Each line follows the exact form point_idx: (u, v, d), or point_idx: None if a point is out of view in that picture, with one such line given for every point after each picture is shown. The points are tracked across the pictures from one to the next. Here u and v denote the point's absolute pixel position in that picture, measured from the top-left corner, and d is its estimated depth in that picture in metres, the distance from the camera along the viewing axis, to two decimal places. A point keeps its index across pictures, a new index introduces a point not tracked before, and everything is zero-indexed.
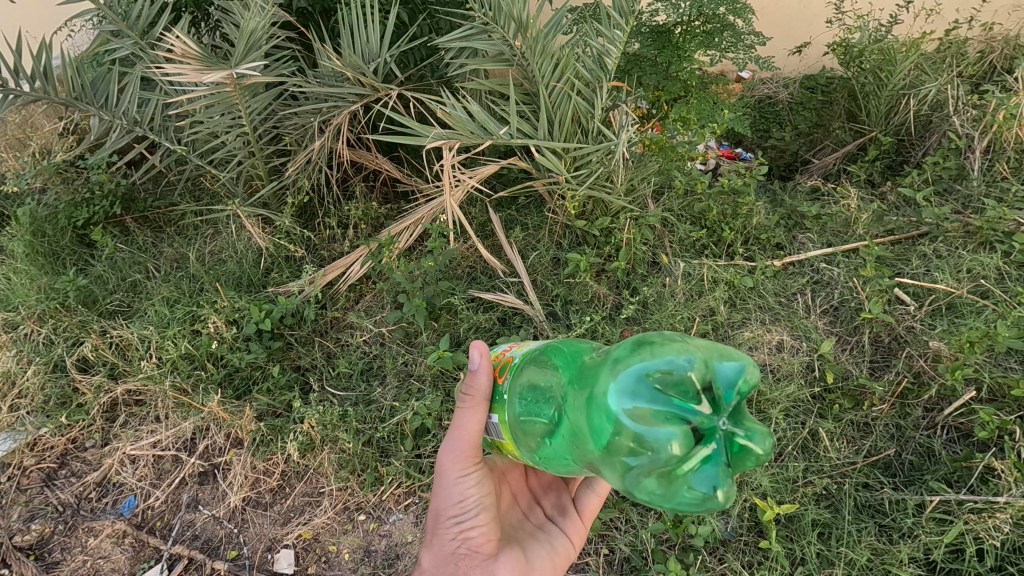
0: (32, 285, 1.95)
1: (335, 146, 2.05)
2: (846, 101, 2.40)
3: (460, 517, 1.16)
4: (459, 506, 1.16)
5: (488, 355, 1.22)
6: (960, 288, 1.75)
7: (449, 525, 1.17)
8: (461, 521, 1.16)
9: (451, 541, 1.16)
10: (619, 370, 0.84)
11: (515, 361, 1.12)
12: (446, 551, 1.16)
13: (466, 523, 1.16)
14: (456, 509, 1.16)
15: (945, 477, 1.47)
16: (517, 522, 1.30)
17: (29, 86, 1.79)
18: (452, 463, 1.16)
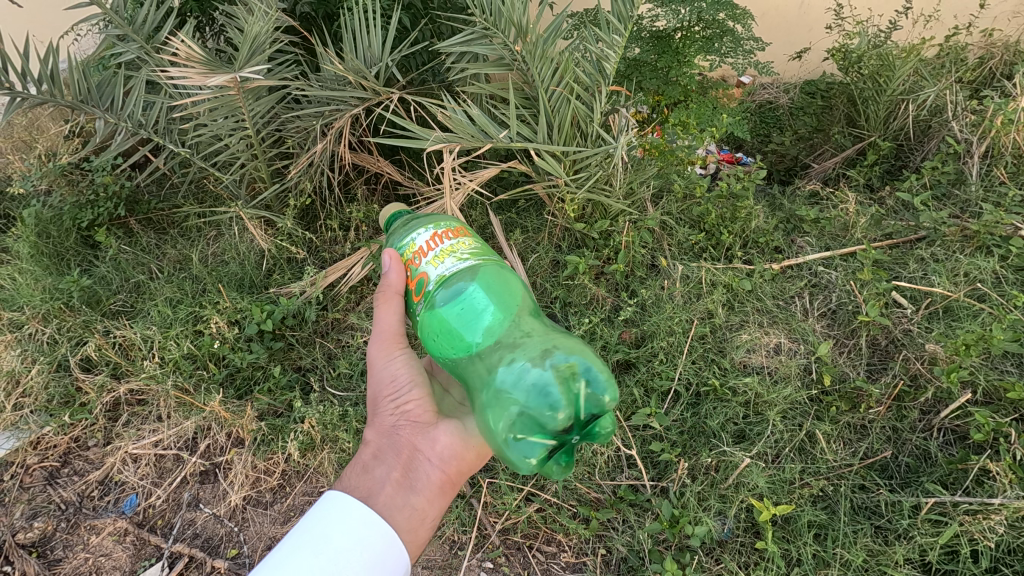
0: (37, 285, 1.97)
1: (337, 149, 2.08)
2: (845, 106, 2.41)
3: (394, 394, 1.35)
4: (393, 383, 1.35)
5: (412, 247, 1.29)
6: (957, 292, 1.76)
7: (387, 403, 1.35)
8: (396, 397, 1.34)
9: (390, 416, 1.34)
10: (525, 370, 1.19)
11: (431, 287, 1.24)
12: (387, 426, 1.34)
13: (400, 396, 1.34)
14: (390, 387, 1.35)
15: (941, 479, 1.47)
16: (454, 403, 1.46)
17: (35, 89, 1.82)
18: (381, 348, 1.37)
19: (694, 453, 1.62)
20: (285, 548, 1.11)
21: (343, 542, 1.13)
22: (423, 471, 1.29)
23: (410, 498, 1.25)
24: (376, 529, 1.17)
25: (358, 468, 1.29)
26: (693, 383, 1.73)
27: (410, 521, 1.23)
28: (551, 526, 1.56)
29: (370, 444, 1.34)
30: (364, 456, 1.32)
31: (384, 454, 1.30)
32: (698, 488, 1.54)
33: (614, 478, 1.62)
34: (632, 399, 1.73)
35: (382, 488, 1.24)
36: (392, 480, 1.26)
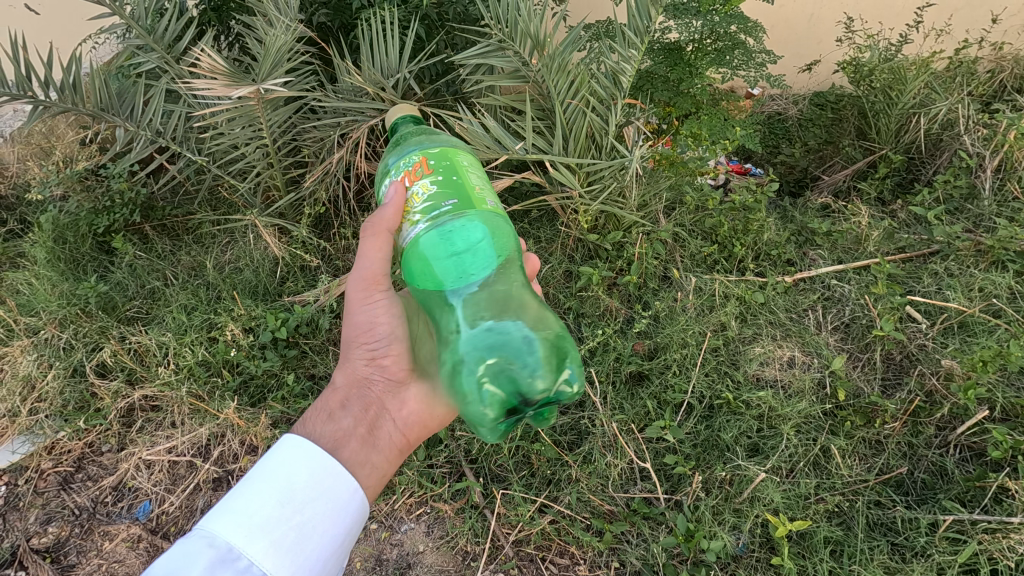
0: (54, 290, 1.99)
1: (353, 159, 2.10)
2: (855, 119, 2.42)
3: (370, 343, 1.36)
4: (371, 332, 1.35)
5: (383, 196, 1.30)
6: (972, 307, 1.76)
7: (361, 353, 1.36)
8: (373, 348, 1.36)
9: (364, 366, 1.36)
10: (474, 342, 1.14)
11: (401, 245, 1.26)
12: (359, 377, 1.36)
13: (378, 349, 1.36)
14: (366, 334, 1.36)
15: (958, 496, 1.47)
16: None
17: (57, 96, 1.85)
18: (359, 295, 1.34)
19: (708, 466, 1.61)
20: (243, 493, 1.06)
21: (308, 488, 1.09)
22: (388, 430, 1.33)
23: (374, 455, 1.27)
24: (341, 478, 1.15)
25: (321, 416, 1.28)
26: (706, 396, 1.72)
27: (372, 475, 1.24)
28: (564, 538, 1.55)
29: (336, 392, 1.35)
30: (326, 403, 1.32)
31: (349, 404, 1.32)
32: (712, 502, 1.53)
33: (627, 491, 1.61)
34: (645, 411, 1.72)
35: (349, 439, 1.25)
36: (358, 433, 1.27)
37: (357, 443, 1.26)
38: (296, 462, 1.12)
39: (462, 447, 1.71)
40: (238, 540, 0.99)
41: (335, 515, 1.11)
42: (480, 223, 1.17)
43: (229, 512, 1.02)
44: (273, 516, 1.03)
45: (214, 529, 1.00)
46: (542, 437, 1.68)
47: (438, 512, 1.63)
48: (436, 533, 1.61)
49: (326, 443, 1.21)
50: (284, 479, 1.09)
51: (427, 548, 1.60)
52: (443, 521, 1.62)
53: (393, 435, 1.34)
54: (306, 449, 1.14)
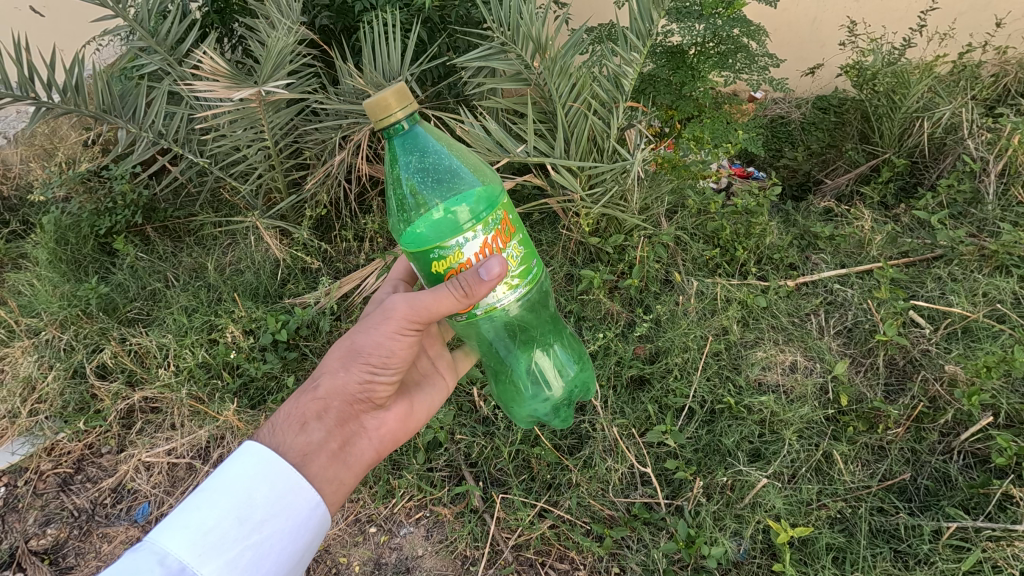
0: (55, 292, 1.99)
1: (354, 161, 2.11)
2: (859, 123, 2.41)
3: (376, 365, 1.26)
4: (383, 355, 1.25)
5: (459, 255, 1.13)
6: (976, 312, 1.74)
7: (361, 369, 1.25)
8: (374, 370, 1.27)
9: (357, 385, 1.26)
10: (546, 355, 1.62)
11: (477, 311, 1.19)
12: (348, 392, 1.25)
13: (378, 372, 1.27)
14: (376, 355, 1.25)
15: (962, 503, 1.45)
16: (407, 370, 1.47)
17: (59, 99, 1.86)
18: (394, 322, 1.23)
19: (709, 471, 1.60)
20: (198, 505, 0.96)
21: (268, 504, 1.01)
22: (360, 447, 1.25)
23: (343, 473, 1.18)
24: (307, 497, 1.07)
25: (295, 425, 1.16)
26: (708, 401, 1.72)
27: (339, 495, 1.16)
28: (564, 543, 1.54)
29: (317, 397, 1.22)
30: (303, 408, 1.20)
31: (329, 416, 1.21)
32: (713, 507, 1.52)
33: (628, 496, 1.60)
34: (646, 415, 1.72)
35: (321, 455, 1.15)
36: (331, 448, 1.17)
37: (330, 459, 1.16)
38: (257, 471, 1.03)
39: (462, 450, 1.71)
40: (190, 559, 0.91)
41: (295, 535, 1.04)
42: (542, 275, 1.30)
43: (179, 528, 0.93)
44: (231, 533, 0.95)
45: (163, 542, 0.91)
46: (542, 440, 1.68)
47: (438, 516, 1.63)
48: (435, 537, 1.60)
49: (295, 456, 1.10)
50: (243, 490, 1.00)
51: (426, 553, 1.59)
52: (442, 525, 1.62)
53: (366, 452, 1.26)
54: (271, 459, 1.05)
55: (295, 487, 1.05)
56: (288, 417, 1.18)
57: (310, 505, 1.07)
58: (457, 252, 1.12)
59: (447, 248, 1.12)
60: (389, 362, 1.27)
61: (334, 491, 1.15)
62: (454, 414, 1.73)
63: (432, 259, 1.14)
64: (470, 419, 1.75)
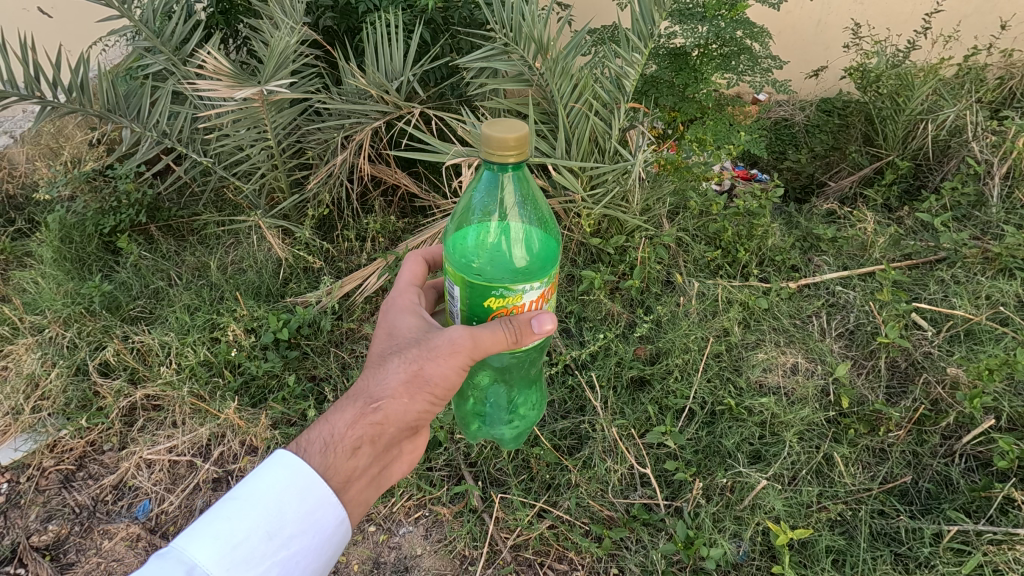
0: (59, 289, 2.00)
1: (357, 161, 2.12)
2: (863, 125, 2.41)
3: (439, 398, 1.19)
4: (448, 389, 1.18)
5: (520, 300, 1.11)
6: (978, 315, 1.73)
7: (426, 400, 1.17)
8: (434, 402, 1.20)
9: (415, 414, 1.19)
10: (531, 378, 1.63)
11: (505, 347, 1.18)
12: (404, 422, 1.17)
13: (437, 404, 1.21)
14: (442, 389, 1.17)
15: (963, 506, 1.45)
16: None
17: (65, 98, 1.87)
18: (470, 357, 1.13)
19: (709, 472, 1.59)
20: (228, 516, 0.94)
21: (298, 519, 0.99)
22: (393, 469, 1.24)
23: (371, 496, 1.18)
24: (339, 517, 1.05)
25: (347, 450, 1.10)
26: (708, 402, 1.71)
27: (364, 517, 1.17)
28: (563, 543, 1.53)
29: (374, 420, 1.14)
30: (359, 427, 1.13)
31: (380, 443, 1.15)
32: (713, 508, 1.51)
33: (627, 497, 1.60)
34: (646, 416, 1.71)
35: (362, 482, 1.12)
36: (373, 475, 1.15)
37: (370, 485, 1.15)
38: (289, 484, 1.01)
39: (462, 450, 1.72)
40: (216, 571, 0.89)
41: (322, 552, 1.02)
42: None
43: (208, 537, 0.91)
44: (258, 549, 0.93)
45: (190, 550, 0.89)
46: (542, 440, 1.68)
47: (437, 515, 1.63)
48: (434, 537, 1.60)
49: (341, 482, 1.07)
50: (274, 502, 0.98)
51: (425, 552, 1.58)
52: (441, 525, 1.62)
53: (395, 473, 1.27)
54: (306, 476, 1.02)
55: (326, 505, 1.03)
56: (342, 434, 1.11)
57: (339, 525, 1.05)
58: (518, 295, 1.10)
59: (512, 290, 1.09)
60: (447, 389, 1.20)
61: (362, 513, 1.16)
62: (453, 413, 1.74)
63: (493, 295, 1.10)
64: None
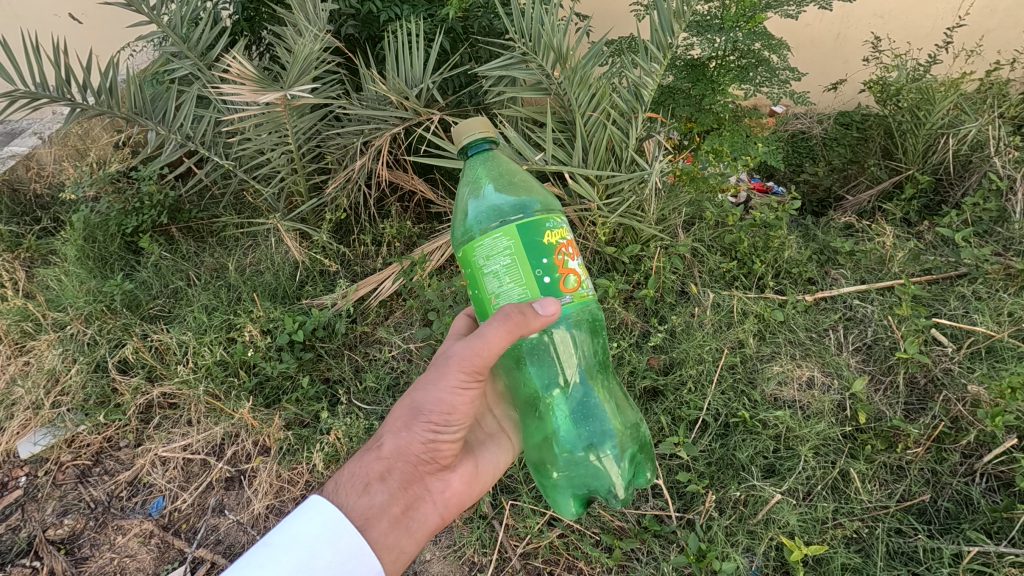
0: (82, 287, 2.04)
1: (374, 167, 2.15)
2: (882, 138, 2.37)
3: (439, 425, 1.28)
4: (445, 414, 1.26)
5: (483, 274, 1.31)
6: (1001, 332, 1.70)
7: (424, 430, 1.27)
8: (438, 430, 1.28)
9: (421, 444, 1.28)
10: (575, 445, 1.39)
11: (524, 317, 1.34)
12: (411, 450, 1.28)
13: (441, 432, 1.29)
14: (439, 415, 1.26)
15: (983, 527, 1.42)
16: (476, 432, 1.49)
17: (94, 100, 1.92)
18: (452, 373, 1.22)
19: (722, 485, 1.57)
20: (262, 562, 1.06)
21: (326, 566, 1.08)
22: (424, 513, 1.29)
23: (406, 542, 1.24)
24: (366, 563, 1.13)
25: (359, 486, 1.22)
26: (722, 414, 1.70)
27: (397, 562, 1.21)
28: (573, 553, 1.52)
29: (381, 458, 1.27)
30: (371, 466, 1.26)
31: (391, 478, 1.26)
32: (726, 522, 1.49)
33: (638, 507, 1.58)
34: (658, 426, 1.70)
35: (381, 520, 1.21)
36: (393, 513, 1.23)
37: (391, 524, 1.22)
38: (317, 532, 1.12)
39: None
40: None
41: None
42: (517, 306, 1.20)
43: None
44: None
45: None
46: None
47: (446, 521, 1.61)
48: (444, 542, 1.59)
49: (359, 521, 1.17)
50: (304, 551, 1.09)
51: (434, 557, 1.57)
52: (451, 530, 1.60)
53: (429, 517, 1.30)
54: (334, 520, 1.14)
55: (355, 556, 1.13)
56: (353, 474, 1.25)
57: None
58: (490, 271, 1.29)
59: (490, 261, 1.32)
60: (451, 419, 1.28)
61: (390, 554, 1.20)
62: None
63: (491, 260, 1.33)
64: None
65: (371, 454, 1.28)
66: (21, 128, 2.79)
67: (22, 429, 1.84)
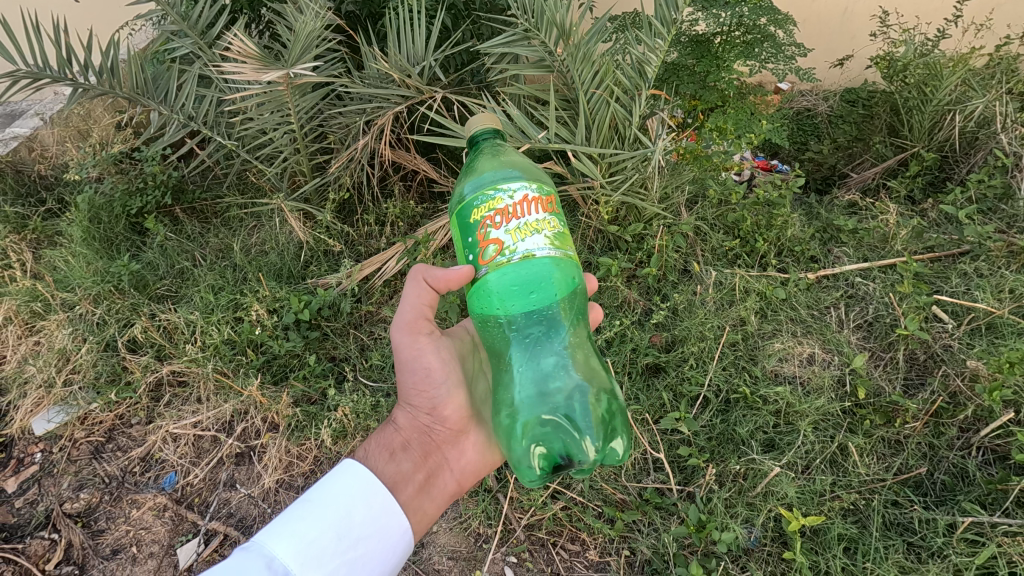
0: (89, 268, 2.06)
1: (377, 147, 2.15)
2: (888, 115, 2.36)
3: (429, 391, 1.38)
4: (429, 379, 1.37)
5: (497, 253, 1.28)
6: (1001, 309, 1.71)
7: (420, 400, 1.39)
8: (432, 397, 1.38)
9: (425, 414, 1.39)
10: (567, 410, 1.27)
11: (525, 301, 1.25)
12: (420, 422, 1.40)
13: (436, 398, 1.38)
14: (424, 382, 1.38)
15: (978, 499, 1.44)
16: None
17: (95, 80, 1.91)
18: (415, 339, 1.36)
19: (723, 459, 1.60)
20: (302, 517, 1.11)
21: (364, 525, 1.16)
22: (443, 478, 1.38)
23: (429, 506, 1.32)
24: (397, 521, 1.21)
25: (385, 455, 1.32)
26: (723, 390, 1.72)
27: (423, 524, 1.29)
28: (575, 524, 1.56)
29: (398, 432, 1.39)
30: (390, 439, 1.38)
31: (411, 448, 1.36)
32: (725, 494, 1.51)
33: (640, 481, 1.60)
34: (660, 402, 1.73)
35: (407, 485, 1.29)
36: (414, 479, 1.31)
37: (414, 489, 1.30)
38: (350, 492, 1.18)
39: None
40: (294, 565, 1.04)
41: (385, 554, 1.17)
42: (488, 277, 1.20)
43: (288, 535, 1.07)
44: (329, 551, 1.09)
45: (272, 548, 1.05)
46: None
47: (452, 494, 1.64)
48: (450, 514, 1.62)
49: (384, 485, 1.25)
50: (340, 509, 1.15)
51: (441, 529, 1.60)
52: (456, 503, 1.63)
53: (448, 483, 1.38)
54: (363, 478, 1.21)
55: (388, 514, 1.20)
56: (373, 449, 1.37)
57: (399, 533, 1.20)
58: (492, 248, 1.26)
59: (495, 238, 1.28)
60: (436, 380, 1.37)
61: (416, 517, 1.28)
62: None
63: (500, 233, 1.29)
64: None
65: (389, 430, 1.40)
66: (23, 109, 2.78)
67: (36, 407, 1.87)
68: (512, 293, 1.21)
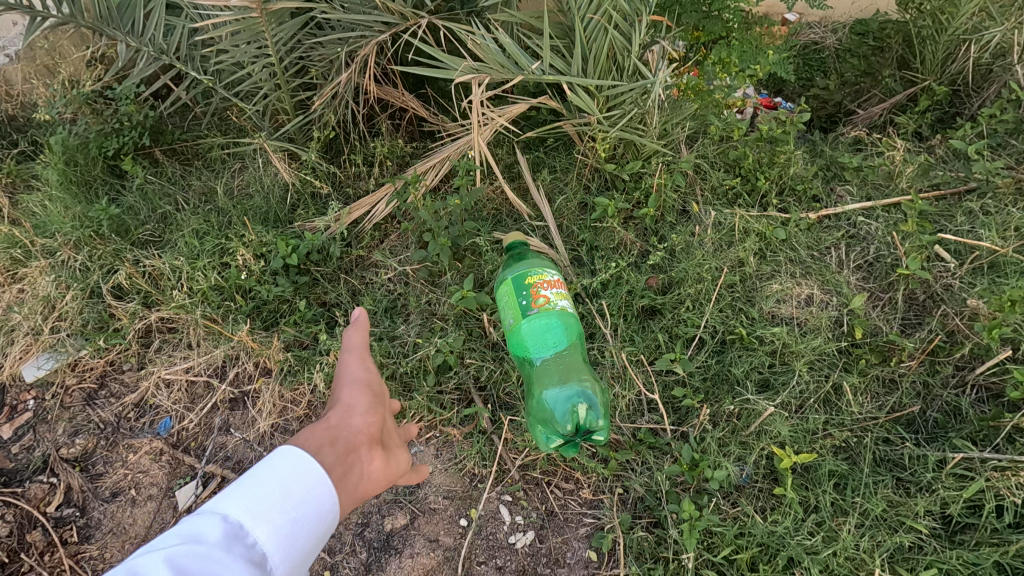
0: (67, 213, 1.98)
1: (362, 82, 2.03)
2: (900, 47, 2.19)
3: (373, 387, 1.25)
4: (373, 383, 1.26)
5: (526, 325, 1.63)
6: (1005, 248, 1.68)
7: (360, 390, 1.24)
8: (374, 391, 1.25)
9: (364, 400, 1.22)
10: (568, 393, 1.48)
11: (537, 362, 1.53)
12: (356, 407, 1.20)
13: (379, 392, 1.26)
14: (370, 384, 1.25)
15: (969, 435, 1.45)
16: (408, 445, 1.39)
17: (59, 10, 1.81)
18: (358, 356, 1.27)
19: (717, 399, 1.60)
20: (243, 483, 0.90)
21: (310, 499, 0.93)
22: (383, 463, 1.18)
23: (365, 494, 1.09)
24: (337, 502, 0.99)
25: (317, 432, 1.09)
26: (719, 331, 1.71)
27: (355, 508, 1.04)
28: (569, 464, 1.57)
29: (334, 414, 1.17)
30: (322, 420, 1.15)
31: (347, 432, 1.13)
32: (719, 434, 1.52)
33: (634, 421, 1.60)
34: (656, 344, 1.71)
35: (347, 461, 1.06)
36: (358, 453, 1.10)
37: (362, 462, 1.09)
38: (298, 459, 0.97)
39: (471, 373, 1.70)
40: (244, 518, 0.85)
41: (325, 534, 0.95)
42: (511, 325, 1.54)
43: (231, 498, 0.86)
44: (276, 514, 0.87)
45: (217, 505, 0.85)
46: None
47: (447, 436, 1.65)
48: (445, 455, 1.63)
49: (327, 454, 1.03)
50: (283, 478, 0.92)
51: (436, 470, 1.61)
52: (451, 445, 1.64)
53: (382, 476, 1.17)
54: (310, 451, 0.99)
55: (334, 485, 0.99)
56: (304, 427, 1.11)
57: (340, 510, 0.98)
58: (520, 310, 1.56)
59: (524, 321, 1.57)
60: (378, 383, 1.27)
61: (359, 490, 1.06)
62: (464, 338, 1.71)
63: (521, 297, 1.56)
64: (479, 344, 1.73)
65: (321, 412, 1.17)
66: None
67: (25, 355, 1.84)
68: (543, 338, 1.51)
